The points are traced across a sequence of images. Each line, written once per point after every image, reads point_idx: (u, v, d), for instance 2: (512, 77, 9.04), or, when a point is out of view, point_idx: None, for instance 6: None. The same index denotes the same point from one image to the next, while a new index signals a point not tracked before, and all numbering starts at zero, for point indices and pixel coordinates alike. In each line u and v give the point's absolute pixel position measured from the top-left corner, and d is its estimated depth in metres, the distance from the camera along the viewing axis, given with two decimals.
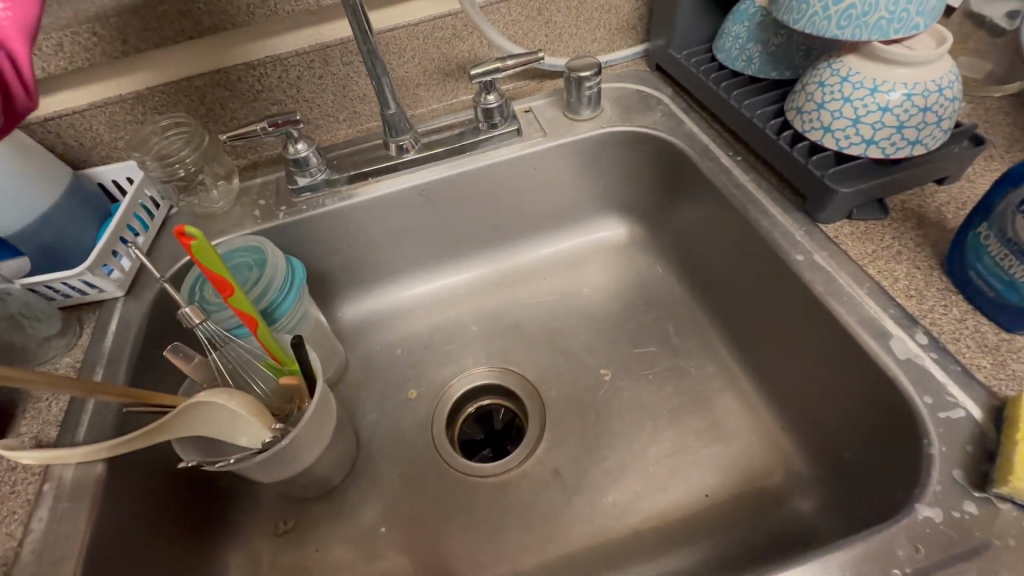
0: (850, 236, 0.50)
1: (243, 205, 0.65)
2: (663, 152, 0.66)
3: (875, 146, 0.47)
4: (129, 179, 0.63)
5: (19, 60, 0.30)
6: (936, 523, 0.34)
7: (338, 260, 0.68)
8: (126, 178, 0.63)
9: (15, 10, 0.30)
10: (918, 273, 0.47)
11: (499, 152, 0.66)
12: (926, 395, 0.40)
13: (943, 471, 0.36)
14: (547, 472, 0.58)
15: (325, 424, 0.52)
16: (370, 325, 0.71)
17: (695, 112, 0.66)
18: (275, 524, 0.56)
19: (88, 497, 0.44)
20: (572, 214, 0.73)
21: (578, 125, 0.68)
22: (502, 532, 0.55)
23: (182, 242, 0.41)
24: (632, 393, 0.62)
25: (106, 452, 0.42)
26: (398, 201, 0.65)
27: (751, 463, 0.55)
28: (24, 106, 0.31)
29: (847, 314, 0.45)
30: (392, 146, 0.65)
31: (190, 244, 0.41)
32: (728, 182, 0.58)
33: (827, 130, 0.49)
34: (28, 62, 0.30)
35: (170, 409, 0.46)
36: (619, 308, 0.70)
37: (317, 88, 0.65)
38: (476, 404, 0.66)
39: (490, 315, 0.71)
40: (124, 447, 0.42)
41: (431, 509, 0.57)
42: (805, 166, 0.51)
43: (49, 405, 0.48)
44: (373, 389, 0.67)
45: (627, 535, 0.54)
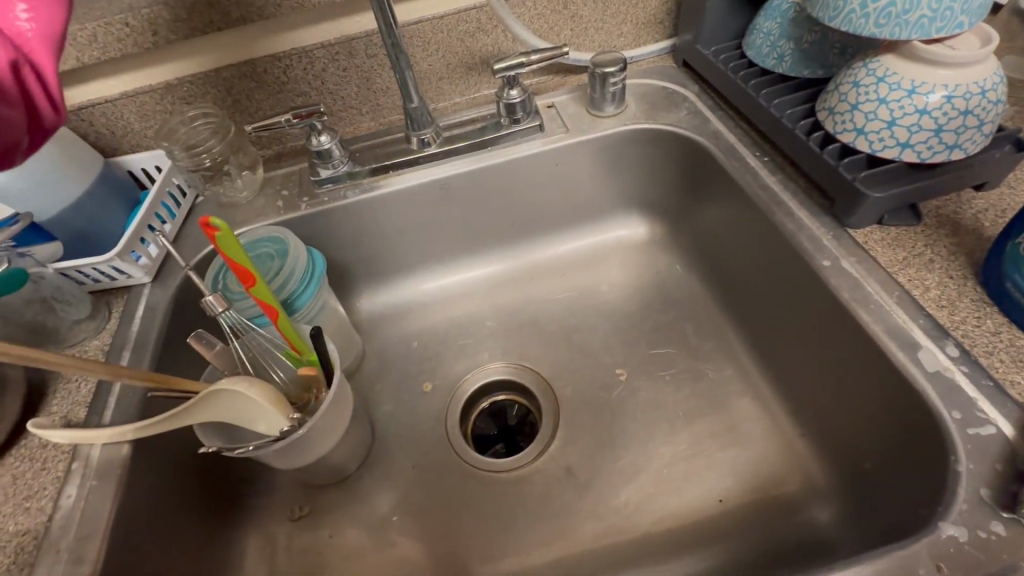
0: (880, 242, 0.49)
1: (266, 196, 0.66)
2: (687, 149, 0.65)
3: (910, 149, 0.46)
4: (157, 167, 0.65)
5: (45, 70, 0.29)
6: (961, 542, 0.33)
7: (358, 252, 0.69)
8: (154, 167, 0.65)
9: (39, 18, 0.29)
10: (951, 283, 0.45)
11: (520, 148, 0.66)
12: (954, 410, 0.38)
13: (970, 488, 0.35)
14: (561, 470, 0.58)
15: (341, 414, 0.53)
16: (388, 317, 0.72)
17: (721, 110, 0.65)
18: (290, 509, 0.57)
19: (112, 477, 0.45)
20: (592, 212, 0.72)
21: (601, 122, 0.67)
22: (512, 527, 0.56)
23: (206, 232, 0.42)
24: (648, 394, 0.62)
25: (132, 434, 0.44)
26: (418, 195, 0.66)
27: (768, 469, 0.54)
28: (52, 123, 0.30)
29: (874, 322, 0.44)
30: (413, 139, 0.65)
31: (214, 234, 0.41)
32: (753, 182, 0.57)
33: (860, 132, 0.47)
34: (54, 73, 0.29)
35: (193, 395, 0.47)
36: (638, 307, 0.69)
37: (341, 80, 0.65)
38: (490, 399, 0.67)
39: (507, 311, 0.71)
40: (150, 429, 0.43)
41: (443, 502, 0.58)
42: (835, 168, 0.49)
43: (79, 385, 0.50)
44: (390, 380, 0.67)
45: (637, 537, 0.53)
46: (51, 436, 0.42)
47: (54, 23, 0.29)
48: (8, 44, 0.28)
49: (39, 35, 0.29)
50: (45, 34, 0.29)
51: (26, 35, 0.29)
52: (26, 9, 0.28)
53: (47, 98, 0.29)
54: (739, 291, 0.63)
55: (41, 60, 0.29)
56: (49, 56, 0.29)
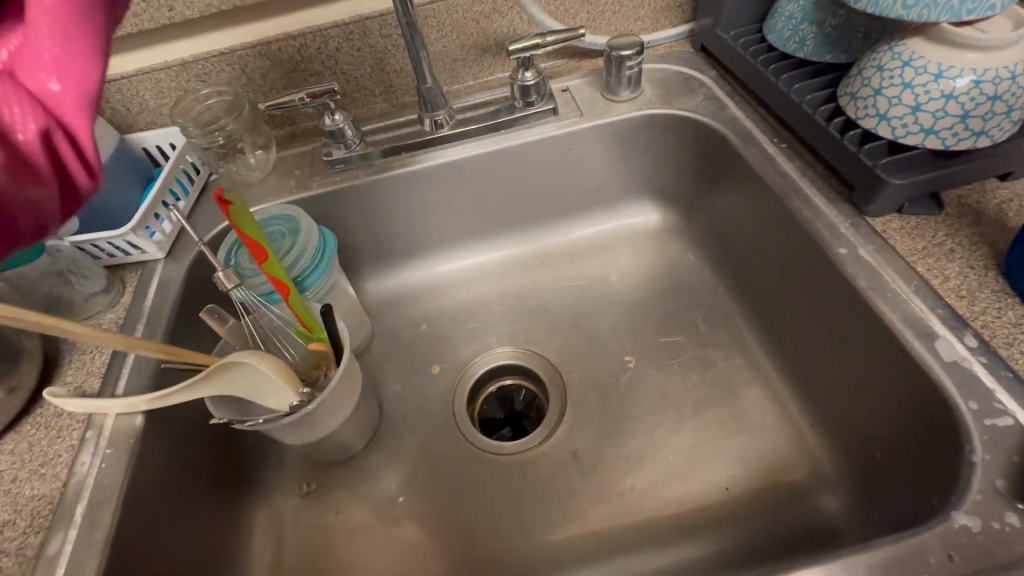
0: (899, 231, 0.48)
1: (279, 175, 0.67)
2: (703, 135, 0.64)
3: (934, 135, 0.45)
4: (171, 145, 0.65)
5: (80, 132, 0.22)
6: (973, 532, 0.33)
7: (369, 233, 0.69)
8: (169, 144, 0.65)
9: (65, 78, 0.22)
10: (972, 273, 0.44)
11: (533, 132, 0.65)
12: (971, 400, 0.38)
13: (985, 479, 0.34)
14: (567, 454, 0.58)
15: (350, 392, 0.53)
16: (398, 300, 0.72)
17: (739, 96, 0.64)
18: (298, 485, 0.58)
19: (125, 445, 0.46)
20: (605, 198, 0.72)
21: (616, 107, 0.66)
22: (517, 508, 0.56)
23: (220, 206, 0.42)
24: (657, 381, 0.61)
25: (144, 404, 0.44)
26: (431, 177, 0.65)
27: (776, 458, 0.54)
28: (90, 193, 0.23)
29: (891, 311, 0.43)
30: (426, 121, 0.64)
31: (227, 208, 0.41)
32: (770, 169, 0.56)
33: (883, 117, 0.46)
34: (90, 134, 0.22)
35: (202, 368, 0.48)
36: (649, 296, 0.68)
37: (355, 61, 0.65)
38: (498, 383, 0.67)
39: (517, 296, 0.71)
40: (161, 400, 0.43)
41: (449, 482, 0.58)
42: (856, 155, 0.48)
43: (95, 357, 0.51)
44: (398, 362, 0.68)
45: (642, 521, 0.53)
46: (61, 401, 0.42)
47: (89, 70, 0.22)
48: (31, 102, 0.21)
49: (73, 86, 0.22)
50: (81, 85, 0.22)
51: (55, 89, 0.22)
52: (54, 57, 0.22)
53: (82, 166, 0.23)
54: (753, 280, 0.62)
55: (73, 119, 0.22)
56: (86, 114, 0.22)
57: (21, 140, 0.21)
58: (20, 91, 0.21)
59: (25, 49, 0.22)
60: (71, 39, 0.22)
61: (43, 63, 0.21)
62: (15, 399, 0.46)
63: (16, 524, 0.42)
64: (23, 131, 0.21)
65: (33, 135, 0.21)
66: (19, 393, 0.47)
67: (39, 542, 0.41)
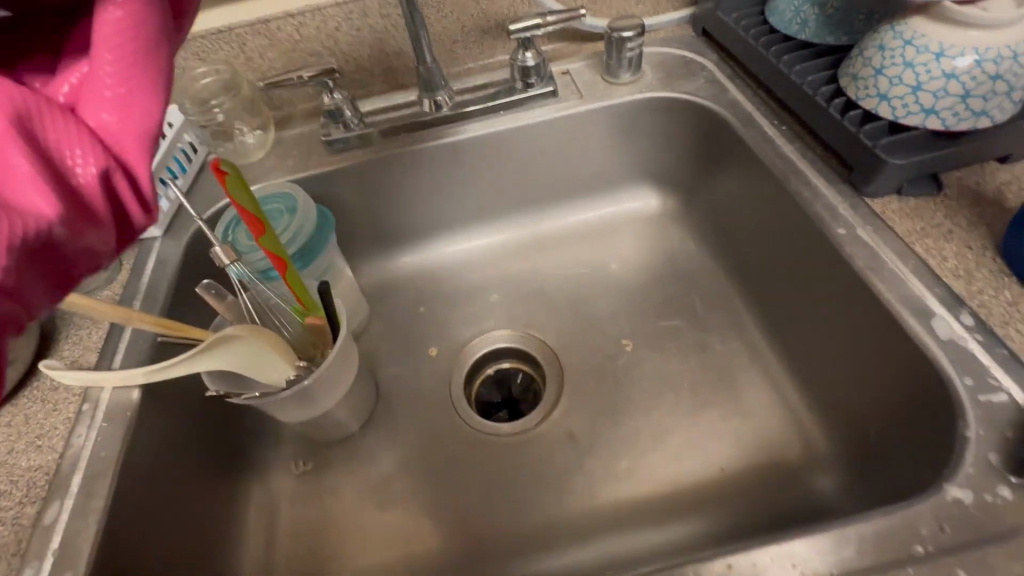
0: (898, 212, 0.48)
1: (277, 155, 0.66)
2: (704, 119, 0.64)
3: (934, 116, 0.45)
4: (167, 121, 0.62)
5: (140, 172, 0.24)
6: (966, 504, 0.33)
7: (368, 215, 0.69)
8: None
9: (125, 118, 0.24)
10: (970, 253, 0.44)
11: (533, 114, 0.65)
12: (966, 376, 0.38)
13: (979, 453, 0.34)
14: (563, 435, 0.58)
15: (346, 369, 0.53)
16: (396, 283, 0.72)
17: (740, 80, 0.64)
18: (293, 464, 0.58)
19: (121, 419, 0.46)
20: (604, 182, 0.72)
21: (616, 89, 0.66)
22: (513, 488, 0.56)
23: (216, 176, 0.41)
24: (654, 364, 0.62)
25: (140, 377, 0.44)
26: (430, 158, 0.65)
27: (772, 440, 0.54)
28: (142, 226, 0.25)
29: (888, 290, 0.43)
30: (426, 102, 0.64)
31: (223, 178, 0.40)
32: (770, 151, 0.56)
33: (883, 97, 0.46)
34: (147, 173, 0.24)
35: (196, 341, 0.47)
36: (648, 281, 0.68)
37: (354, 40, 0.64)
38: (495, 366, 0.67)
39: (515, 279, 0.71)
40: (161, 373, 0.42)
41: (445, 462, 0.58)
42: (856, 135, 0.48)
43: (91, 332, 0.51)
44: (396, 344, 0.68)
45: (637, 501, 0.54)
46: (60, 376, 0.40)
47: (147, 115, 0.24)
48: (97, 147, 0.23)
49: (133, 129, 0.24)
50: (143, 129, 0.24)
51: (115, 133, 0.24)
52: (119, 107, 0.24)
53: (137, 200, 0.25)
54: (753, 264, 0.62)
55: (134, 161, 0.24)
56: (144, 155, 0.24)
57: (87, 183, 0.23)
58: (87, 138, 0.23)
59: (86, 100, 0.24)
60: (133, 88, 0.24)
61: (107, 112, 0.24)
62: (12, 371, 0.46)
63: (12, 495, 0.42)
64: (87, 173, 0.23)
65: (99, 174, 0.23)
66: (15, 366, 0.47)
67: (34, 511, 0.41)
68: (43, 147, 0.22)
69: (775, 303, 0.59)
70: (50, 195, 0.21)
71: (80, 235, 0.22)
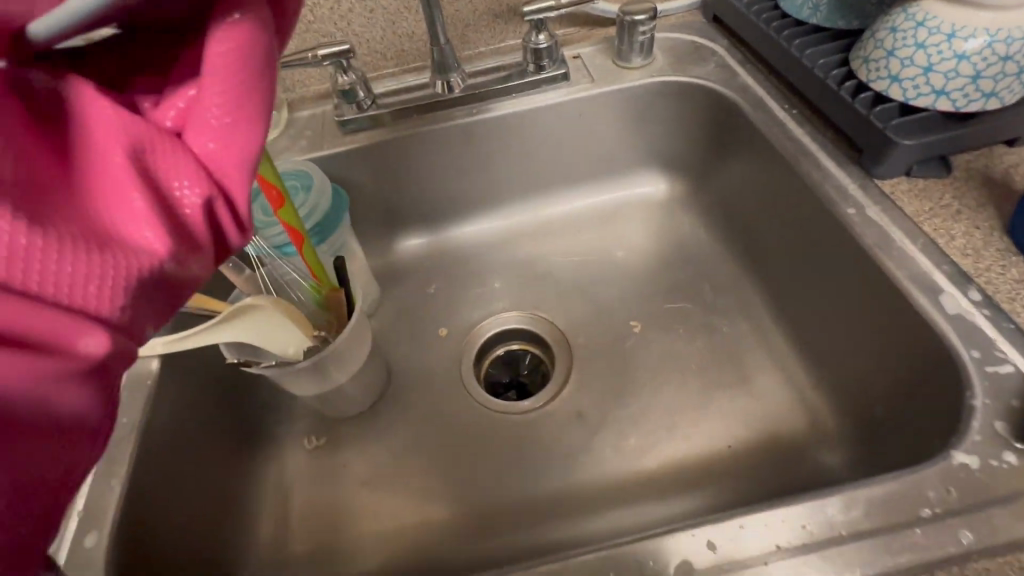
0: (907, 193, 0.48)
1: (291, 136, 0.67)
2: (714, 103, 0.64)
3: (944, 97, 0.45)
4: None
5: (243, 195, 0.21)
6: (972, 469, 0.33)
7: (380, 196, 0.69)
8: None
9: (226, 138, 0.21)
10: (978, 233, 0.45)
11: (544, 97, 0.66)
12: (973, 348, 0.39)
13: (985, 421, 0.35)
14: (572, 414, 0.59)
15: (360, 344, 0.54)
16: (406, 265, 0.73)
17: (751, 65, 0.64)
18: (306, 439, 0.59)
19: (141, 387, 0.46)
20: (614, 167, 0.72)
21: (628, 74, 0.66)
22: (523, 464, 0.57)
23: None
24: (663, 346, 0.62)
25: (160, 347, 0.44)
26: (442, 139, 0.66)
27: (779, 418, 0.55)
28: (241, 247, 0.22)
29: (897, 268, 0.44)
30: (439, 83, 0.65)
31: None
32: (780, 134, 0.56)
33: (894, 79, 0.47)
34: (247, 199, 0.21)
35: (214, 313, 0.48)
36: (657, 265, 0.69)
37: (367, 22, 0.65)
38: (505, 347, 0.68)
39: (525, 262, 0.72)
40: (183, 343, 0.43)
41: (456, 439, 0.59)
42: (866, 117, 0.49)
43: None
44: (406, 324, 0.69)
45: (645, 476, 0.54)
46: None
47: (249, 137, 0.21)
48: (203, 174, 0.20)
49: (237, 151, 0.21)
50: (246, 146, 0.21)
51: (219, 157, 0.21)
52: (222, 129, 0.21)
53: (236, 226, 0.21)
54: (762, 248, 0.63)
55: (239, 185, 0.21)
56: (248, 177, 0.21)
57: (190, 211, 0.20)
58: (192, 164, 0.20)
59: (194, 119, 0.21)
60: (236, 110, 0.21)
61: (213, 134, 0.21)
62: None
63: None
64: (190, 201, 0.20)
65: (201, 201, 0.20)
66: None
67: None
68: (150, 175, 0.20)
69: (783, 286, 0.60)
70: (157, 231, 0.19)
71: (184, 268, 0.20)
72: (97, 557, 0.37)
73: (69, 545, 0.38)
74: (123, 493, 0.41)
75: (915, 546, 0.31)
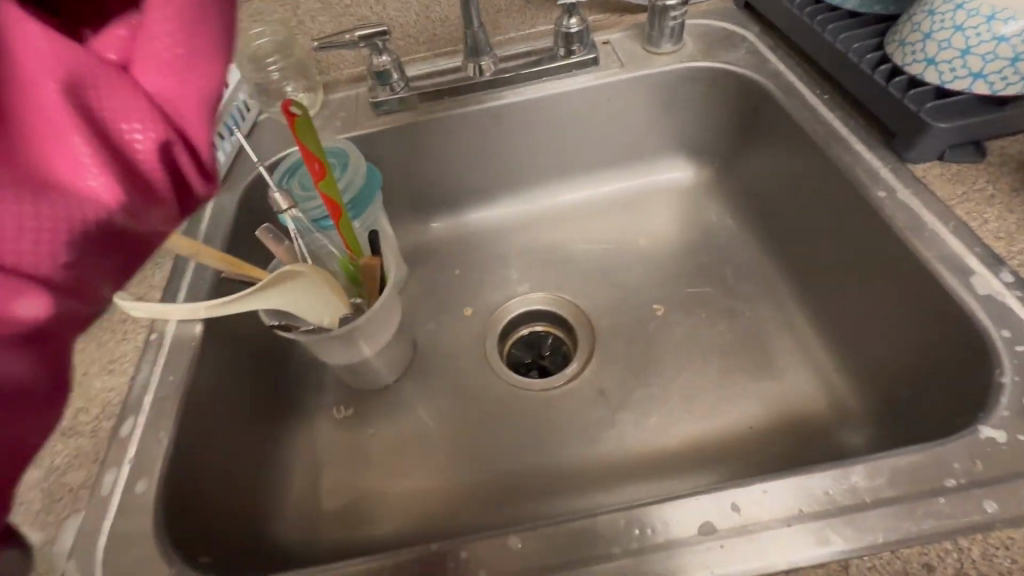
0: (940, 177, 0.48)
1: (326, 117, 0.69)
2: (744, 90, 0.64)
3: (982, 80, 0.45)
4: None
5: (203, 143, 0.22)
6: (999, 443, 0.34)
7: (410, 177, 0.71)
8: None
9: (181, 77, 0.21)
10: (1011, 217, 0.45)
11: (572, 82, 0.66)
12: (1003, 328, 0.39)
13: (1014, 398, 0.36)
14: (595, 392, 0.60)
15: (390, 317, 0.56)
16: (433, 245, 0.74)
17: (782, 51, 0.64)
18: (335, 409, 0.60)
19: (184, 348, 0.49)
20: (640, 153, 0.73)
21: (657, 59, 0.67)
22: (545, 438, 0.58)
23: (285, 118, 0.43)
24: (686, 328, 0.63)
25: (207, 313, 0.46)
26: (472, 122, 0.67)
27: (800, 401, 0.56)
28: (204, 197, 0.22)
29: (927, 250, 0.44)
30: (470, 66, 0.66)
31: (292, 119, 0.42)
32: (811, 119, 0.57)
33: (930, 62, 0.47)
34: (205, 141, 0.22)
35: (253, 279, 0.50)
36: (681, 250, 0.70)
37: (401, 7, 0.67)
38: (529, 328, 0.69)
39: (550, 245, 0.73)
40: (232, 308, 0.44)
41: (481, 413, 0.61)
42: (900, 100, 0.48)
43: (155, 271, 0.55)
44: (432, 303, 0.70)
45: (665, 454, 0.55)
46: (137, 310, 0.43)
47: (207, 79, 0.22)
48: (155, 115, 0.20)
49: (192, 97, 0.22)
50: (203, 95, 0.22)
51: (173, 97, 0.21)
52: (175, 70, 0.21)
53: (196, 169, 0.22)
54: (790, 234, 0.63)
55: (197, 132, 0.22)
56: (206, 125, 0.22)
57: (147, 157, 0.20)
58: (142, 103, 0.20)
59: (144, 56, 0.21)
60: (190, 49, 0.22)
61: (164, 79, 0.21)
62: None
63: (89, 410, 0.45)
64: (147, 144, 0.20)
65: (158, 147, 0.20)
66: None
67: (111, 423, 0.44)
68: (95, 114, 0.19)
69: (810, 271, 0.60)
70: (106, 180, 0.19)
71: (139, 220, 0.20)
72: (149, 501, 0.39)
73: (122, 489, 0.40)
74: (172, 444, 0.43)
75: (941, 513, 0.32)
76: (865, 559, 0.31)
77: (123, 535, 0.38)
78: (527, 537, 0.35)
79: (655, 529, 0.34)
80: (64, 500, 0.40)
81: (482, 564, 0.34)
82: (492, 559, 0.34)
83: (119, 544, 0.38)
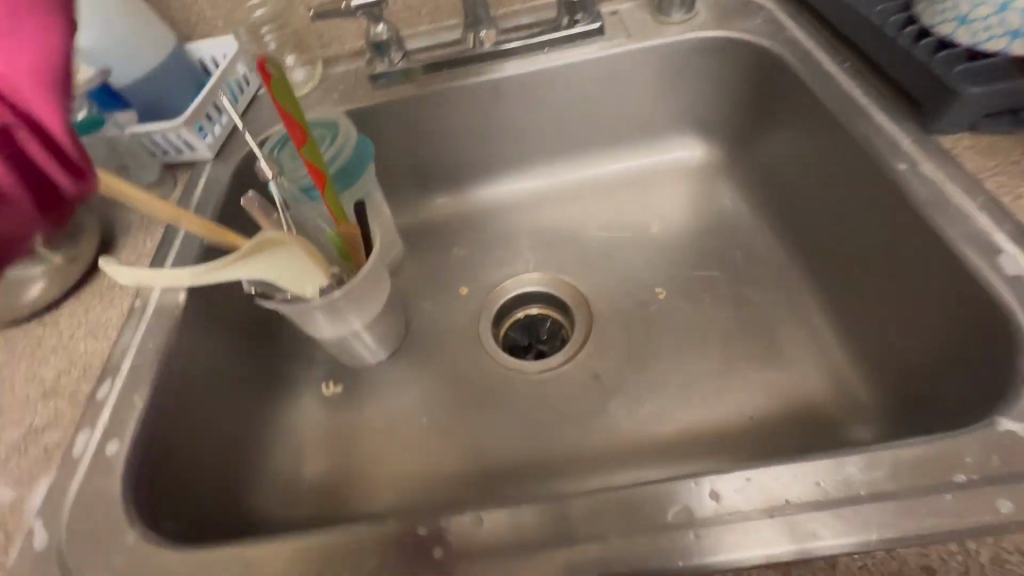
0: (970, 149, 0.44)
1: (324, 89, 0.67)
2: (758, 61, 0.60)
3: (1021, 39, 0.41)
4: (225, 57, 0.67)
5: (46, 134, 0.30)
6: (1019, 436, 0.31)
7: (407, 153, 0.69)
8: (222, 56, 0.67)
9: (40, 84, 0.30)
10: None
11: (576, 52, 0.64)
12: None
13: None
14: (590, 376, 0.58)
15: (377, 291, 0.55)
16: (432, 224, 0.72)
17: (802, 19, 0.60)
18: (324, 384, 0.58)
19: (165, 314, 0.48)
20: (648, 130, 0.69)
21: (667, 29, 0.63)
22: (535, 421, 0.56)
23: (261, 77, 0.42)
24: (690, 314, 0.60)
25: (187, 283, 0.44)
26: (472, 96, 0.65)
27: (808, 392, 0.52)
28: (77, 190, 0.31)
29: (949, 226, 0.41)
30: (470, 37, 0.64)
31: (267, 77, 0.42)
32: (829, 90, 0.52)
33: (962, 21, 0.43)
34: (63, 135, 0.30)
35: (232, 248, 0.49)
36: (689, 233, 0.66)
37: None
38: (525, 311, 0.67)
39: (551, 226, 0.70)
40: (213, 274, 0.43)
41: (472, 394, 0.59)
42: (926, 64, 0.44)
43: (148, 240, 0.55)
44: (429, 282, 0.69)
45: (659, 442, 0.53)
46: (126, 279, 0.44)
47: (54, 82, 0.30)
48: None
49: (48, 98, 0.30)
50: (49, 96, 0.30)
51: (17, 95, 0.29)
52: (29, 75, 0.29)
53: (65, 164, 0.30)
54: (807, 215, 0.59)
55: (52, 131, 0.30)
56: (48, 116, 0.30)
57: None
58: None
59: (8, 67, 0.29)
60: (41, 62, 0.30)
61: (18, 80, 0.29)
62: (76, 268, 0.50)
63: (71, 372, 0.45)
64: None
65: None
66: (80, 263, 0.51)
67: (90, 386, 0.44)
68: None
69: (825, 254, 0.56)
70: None
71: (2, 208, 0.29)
72: (118, 464, 0.39)
73: (92, 450, 0.40)
74: (145, 407, 0.42)
75: (948, 513, 0.29)
76: (855, 559, 0.29)
77: (88, 494, 0.38)
78: (489, 515, 0.33)
79: (624, 514, 0.32)
80: (38, 459, 0.40)
81: (442, 541, 0.33)
82: (452, 536, 0.33)
83: (85, 505, 0.37)
